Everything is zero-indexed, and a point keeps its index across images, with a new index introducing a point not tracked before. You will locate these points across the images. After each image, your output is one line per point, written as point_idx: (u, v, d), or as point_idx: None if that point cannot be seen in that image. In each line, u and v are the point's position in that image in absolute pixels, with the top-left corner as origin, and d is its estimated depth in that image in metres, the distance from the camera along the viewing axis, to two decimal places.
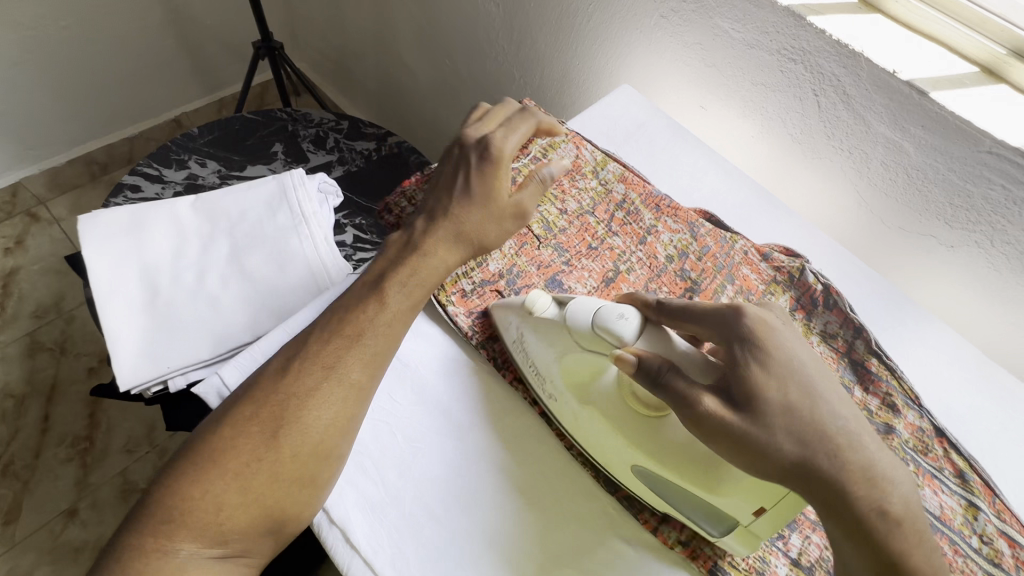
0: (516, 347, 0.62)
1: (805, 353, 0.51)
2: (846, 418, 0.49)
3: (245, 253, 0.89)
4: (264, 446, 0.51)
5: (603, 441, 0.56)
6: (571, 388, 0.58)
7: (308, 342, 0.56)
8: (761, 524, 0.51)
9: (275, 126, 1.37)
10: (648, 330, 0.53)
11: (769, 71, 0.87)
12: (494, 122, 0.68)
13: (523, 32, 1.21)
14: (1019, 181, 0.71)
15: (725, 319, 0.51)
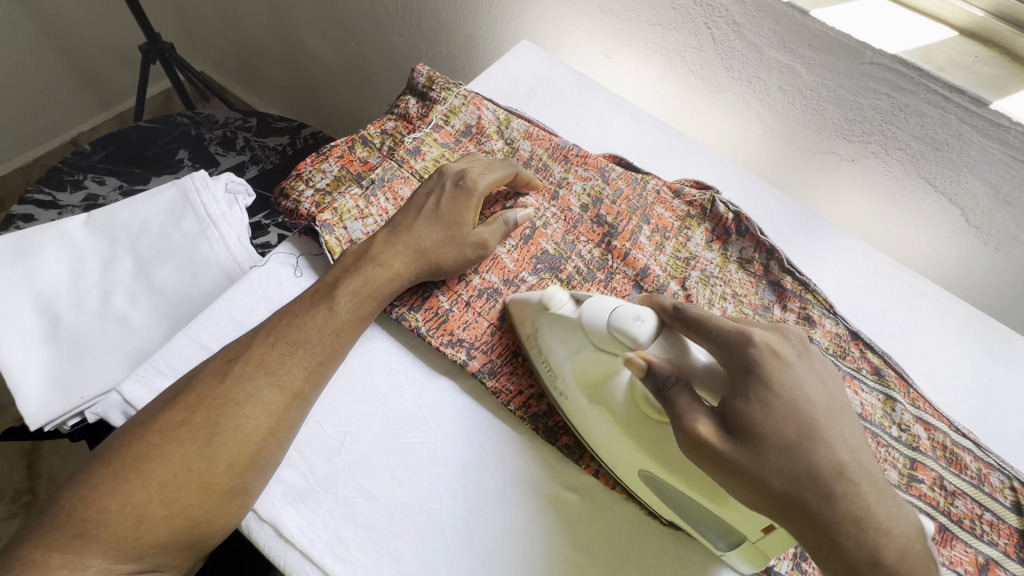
0: (530, 343, 0.59)
1: (818, 392, 0.45)
2: (807, 386, 0.45)
3: (152, 267, 0.84)
4: (196, 453, 0.48)
5: (611, 442, 0.53)
6: (582, 387, 0.54)
7: (247, 352, 0.53)
8: (769, 544, 0.47)
9: (177, 132, 1.29)
10: (671, 333, 0.50)
11: (662, 10, 0.87)
12: (469, 160, 0.69)
13: (422, 2, 1.17)
14: (901, 88, 0.74)
15: (736, 345, 0.46)
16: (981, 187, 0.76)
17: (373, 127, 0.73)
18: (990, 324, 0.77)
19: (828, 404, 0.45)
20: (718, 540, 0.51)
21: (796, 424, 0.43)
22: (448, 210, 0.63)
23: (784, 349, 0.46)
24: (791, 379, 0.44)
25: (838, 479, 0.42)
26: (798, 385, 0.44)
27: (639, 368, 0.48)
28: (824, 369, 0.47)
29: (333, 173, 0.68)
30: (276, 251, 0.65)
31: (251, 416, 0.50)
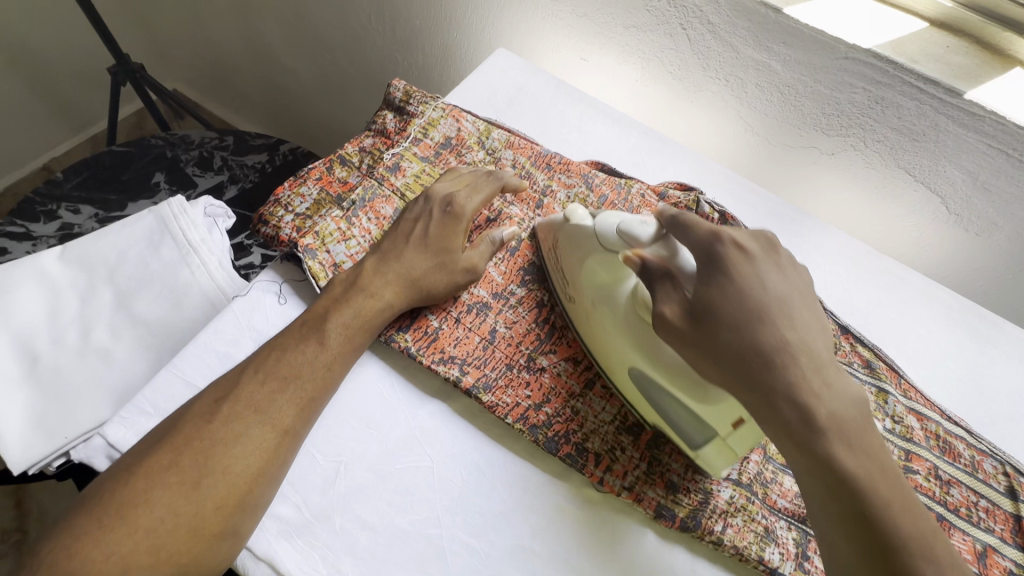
0: (550, 252, 0.65)
1: (781, 285, 0.49)
2: (769, 280, 0.48)
3: (133, 298, 0.82)
4: (184, 497, 0.46)
5: (608, 341, 0.58)
6: (590, 289, 0.59)
7: (236, 389, 0.52)
8: (735, 440, 0.51)
9: (152, 155, 1.26)
10: (670, 237, 0.52)
11: (637, 12, 0.87)
12: (448, 179, 0.68)
13: (395, 11, 1.16)
14: (876, 81, 0.75)
15: (705, 242, 0.50)
16: (960, 175, 0.77)
17: (351, 145, 0.72)
18: (973, 310, 0.78)
19: (783, 294, 0.48)
20: (691, 440, 0.54)
21: (746, 305, 0.47)
22: (436, 235, 0.62)
23: (749, 245, 0.50)
24: (752, 272, 0.48)
25: (782, 352, 0.45)
26: (757, 276, 0.48)
27: (633, 265, 0.52)
28: (788, 268, 0.50)
29: (313, 196, 0.67)
30: (258, 279, 0.64)
31: (242, 455, 0.49)
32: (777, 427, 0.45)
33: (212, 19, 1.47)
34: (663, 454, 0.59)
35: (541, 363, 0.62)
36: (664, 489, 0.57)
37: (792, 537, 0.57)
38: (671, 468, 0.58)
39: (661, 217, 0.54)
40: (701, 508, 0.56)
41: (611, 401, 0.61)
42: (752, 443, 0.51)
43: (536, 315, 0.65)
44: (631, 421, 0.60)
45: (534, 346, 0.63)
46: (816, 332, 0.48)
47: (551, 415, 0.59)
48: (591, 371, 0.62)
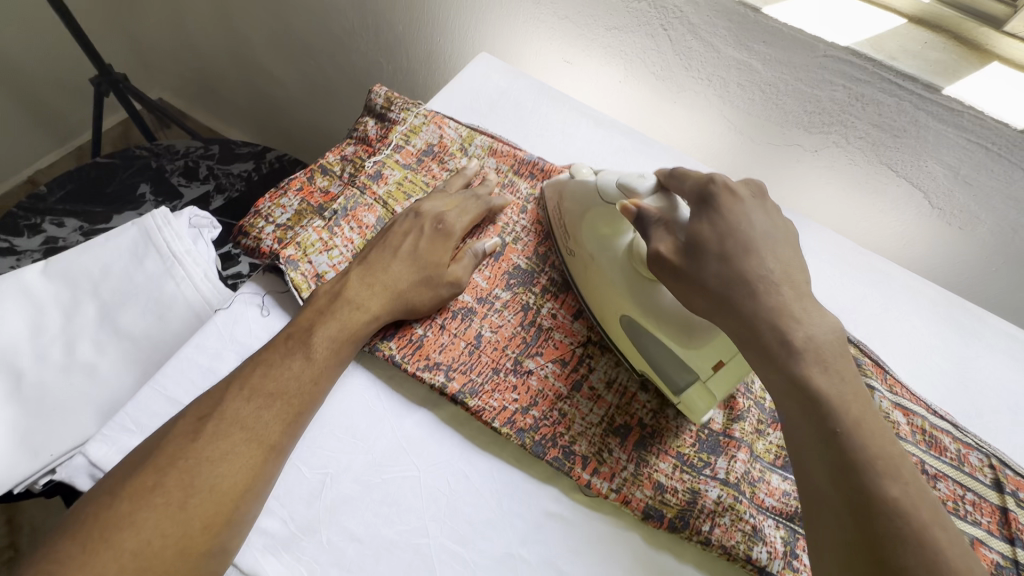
0: (553, 209, 0.69)
1: (764, 223, 0.53)
2: (752, 217, 0.52)
3: (118, 312, 0.81)
4: (170, 519, 0.46)
5: (603, 290, 0.62)
6: (589, 241, 0.64)
7: (221, 406, 0.51)
8: (715, 384, 0.54)
9: (137, 166, 1.25)
10: (668, 190, 0.58)
11: (617, 14, 0.87)
12: (433, 197, 0.69)
13: (378, 17, 1.16)
14: (857, 79, 0.75)
15: (699, 186, 0.55)
16: (941, 169, 0.78)
17: (333, 154, 0.73)
18: (956, 304, 0.79)
19: (768, 231, 0.52)
20: (674, 383, 0.57)
21: (733, 239, 0.51)
22: (425, 251, 0.64)
23: (739, 190, 0.54)
24: (741, 210, 0.53)
25: (765, 281, 0.49)
26: (744, 213, 0.52)
27: (630, 214, 0.57)
28: (773, 212, 0.54)
29: (294, 208, 0.66)
30: (241, 291, 0.63)
31: (228, 474, 0.49)
32: (759, 354, 0.48)
33: (195, 28, 1.46)
34: (650, 456, 0.59)
35: (527, 366, 0.62)
36: (651, 490, 0.57)
37: (780, 536, 0.57)
38: (659, 468, 0.58)
39: (661, 174, 0.59)
40: (689, 508, 0.56)
41: (597, 404, 0.61)
42: (732, 388, 0.54)
43: (522, 318, 0.65)
44: (617, 423, 0.60)
45: (519, 350, 0.63)
46: (797, 270, 0.51)
47: (537, 418, 0.59)
48: (577, 373, 0.63)
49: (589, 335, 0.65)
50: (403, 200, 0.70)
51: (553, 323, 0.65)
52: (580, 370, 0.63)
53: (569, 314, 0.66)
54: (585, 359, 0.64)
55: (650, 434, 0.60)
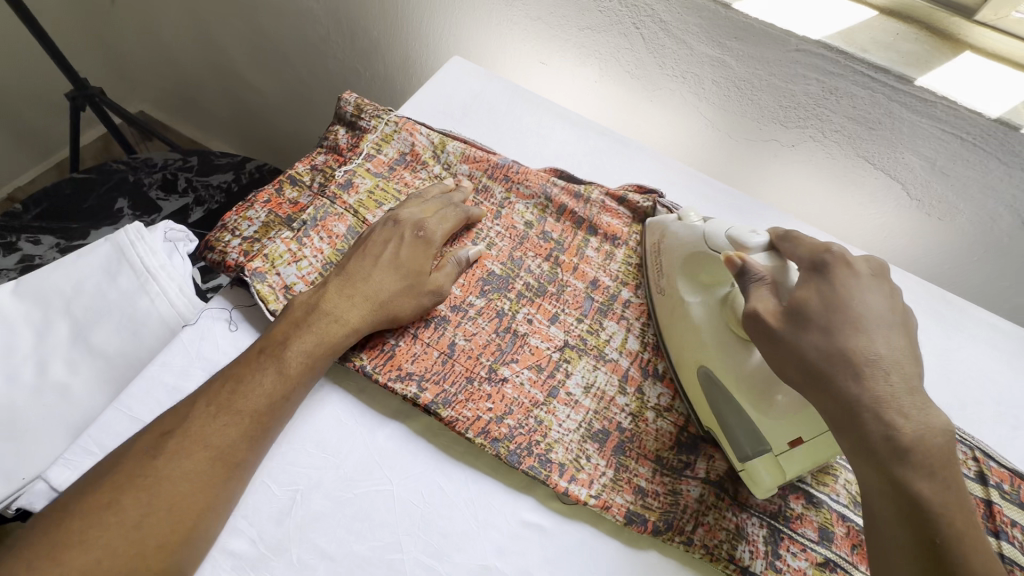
0: (654, 246, 0.68)
1: (882, 304, 0.50)
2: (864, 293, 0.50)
3: (90, 330, 0.80)
4: (123, 537, 0.44)
5: (686, 337, 0.61)
6: (687, 282, 0.63)
7: (185, 421, 0.50)
8: (789, 461, 0.53)
9: (114, 180, 1.24)
10: (781, 251, 0.56)
11: (588, 14, 0.86)
12: (411, 202, 0.67)
13: (353, 23, 1.15)
14: (829, 73, 0.75)
15: (816, 252, 0.54)
16: (918, 161, 0.78)
17: (303, 164, 0.72)
18: (937, 296, 0.78)
19: (884, 313, 0.50)
20: (742, 450, 0.56)
21: (840, 314, 0.49)
22: (395, 259, 0.62)
23: (858, 264, 0.52)
24: (855, 286, 0.51)
25: (872, 365, 0.47)
26: (858, 291, 0.50)
27: (733, 265, 0.56)
28: (890, 292, 0.52)
29: (261, 219, 0.66)
30: (207, 307, 0.62)
31: (187, 493, 0.47)
32: (855, 441, 0.46)
33: (172, 39, 1.44)
34: (629, 461, 0.58)
35: (502, 374, 0.61)
36: (632, 495, 0.56)
37: (762, 535, 0.56)
38: (638, 473, 0.58)
39: (775, 234, 0.58)
40: (671, 511, 0.56)
41: (575, 409, 0.60)
42: (804, 468, 0.53)
43: (497, 325, 0.64)
44: (596, 428, 0.60)
45: (494, 357, 0.62)
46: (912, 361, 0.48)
47: (513, 427, 0.58)
48: (554, 379, 0.62)
49: (566, 341, 0.64)
50: (375, 209, 0.69)
51: (530, 329, 0.64)
52: (557, 376, 0.62)
53: (546, 319, 0.65)
54: (562, 364, 0.63)
55: (628, 438, 0.60)
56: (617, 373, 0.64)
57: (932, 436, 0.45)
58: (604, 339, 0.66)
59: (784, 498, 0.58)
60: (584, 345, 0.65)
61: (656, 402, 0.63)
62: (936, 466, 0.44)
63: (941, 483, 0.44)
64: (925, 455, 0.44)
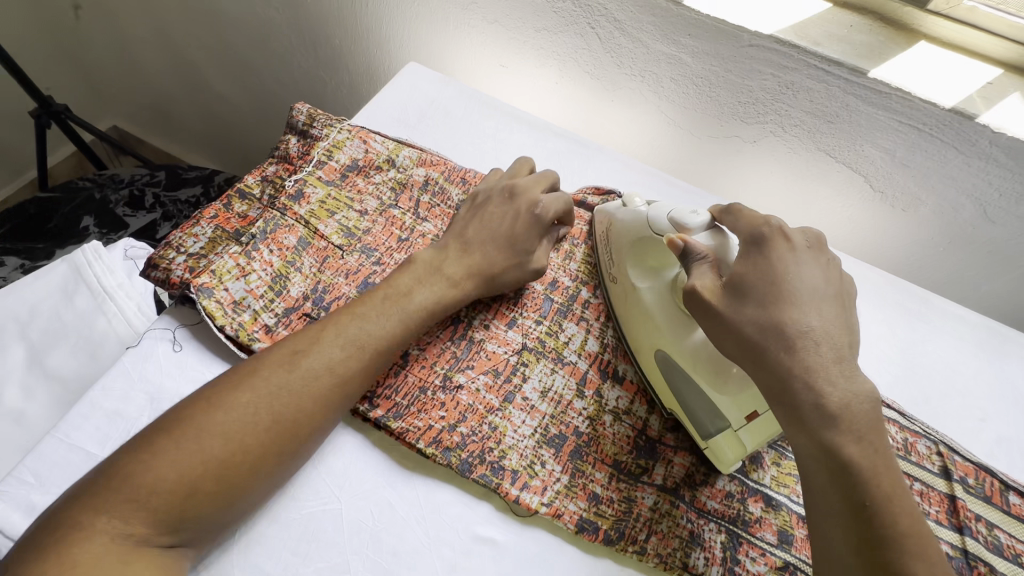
0: (602, 234, 0.68)
1: (814, 276, 0.49)
2: (800, 272, 0.48)
3: (47, 353, 0.78)
4: (255, 435, 0.46)
5: (641, 322, 0.60)
6: (635, 267, 0.62)
7: (314, 345, 0.51)
8: (746, 435, 0.52)
9: (80, 198, 1.22)
10: (722, 228, 0.54)
11: (545, 15, 0.85)
12: (525, 168, 0.69)
13: (314, 31, 1.14)
14: (782, 67, 0.74)
15: (755, 224, 0.52)
16: (877, 153, 0.77)
17: (253, 176, 0.71)
18: (901, 287, 0.78)
19: (819, 286, 0.48)
20: (704, 428, 0.55)
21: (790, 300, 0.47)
22: None
23: (795, 237, 0.50)
24: (788, 263, 0.49)
25: (804, 336, 0.46)
26: (793, 267, 0.48)
27: (676, 246, 0.53)
28: (825, 266, 0.50)
29: (207, 236, 0.64)
30: (154, 326, 0.60)
31: (310, 408, 0.49)
32: (790, 414, 0.45)
33: (138, 51, 1.42)
34: (585, 466, 0.57)
35: (457, 381, 0.59)
36: (585, 502, 0.55)
37: (720, 541, 0.55)
38: (594, 479, 0.57)
39: (716, 212, 0.57)
40: (624, 519, 0.55)
41: (531, 415, 0.59)
42: (760, 442, 0.52)
43: (452, 332, 0.62)
44: (552, 433, 0.58)
45: (449, 365, 0.60)
46: (838, 327, 0.47)
47: (466, 435, 0.56)
48: (510, 384, 0.60)
49: (524, 343, 0.63)
50: (327, 218, 0.67)
51: (486, 335, 0.62)
52: (514, 380, 0.60)
53: (503, 324, 0.63)
54: (520, 368, 0.61)
55: (586, 442, 0.58)
56: (576, 376, 0.62)
57: (855, 400, 0.44)
58: (563, 341, 0.64)
59: (742, 502, 0.57)
60: (542, 347, 0.63)
61: (615, 404, 0.61)
62: (864, 430, 0.43)
63: (867, 445, 0.43)
64: (871, 446, 0.43)
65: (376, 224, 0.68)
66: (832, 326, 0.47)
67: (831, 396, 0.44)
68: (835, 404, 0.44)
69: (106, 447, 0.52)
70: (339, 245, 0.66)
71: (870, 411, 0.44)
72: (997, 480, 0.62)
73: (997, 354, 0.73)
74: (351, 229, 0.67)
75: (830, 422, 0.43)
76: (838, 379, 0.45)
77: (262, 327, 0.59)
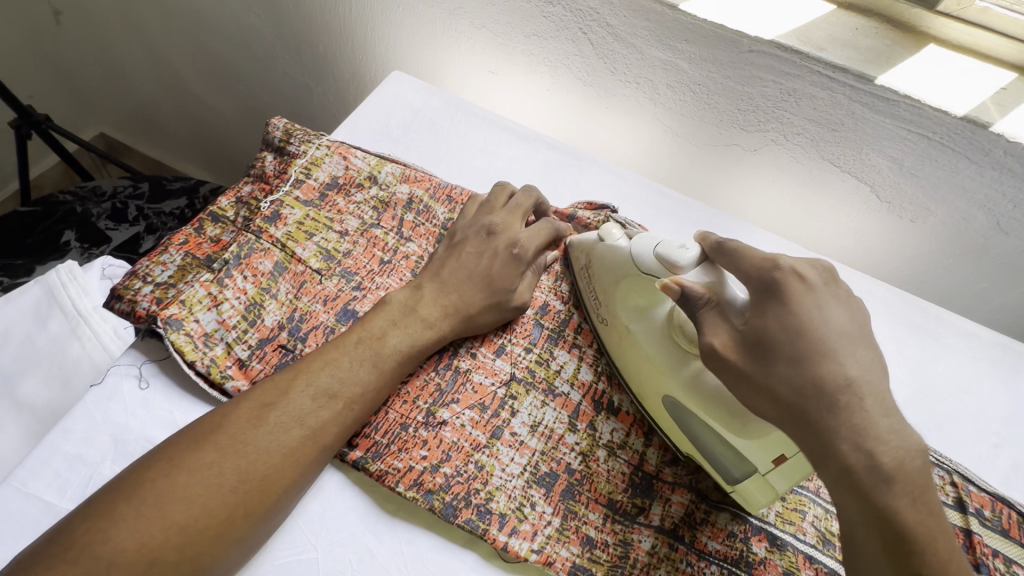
0: (582, 274, 0.64)
1: (839, 317, 0.45)
2: (820, 311, 0.45)
3: (17, 382, 0.74)
4: (221, 496, 0.43)
5: (642, 367, 0.56)
6: (626, 308, 0.58)
7: (288, 398, 0.48)
8: (776, 477, 0.48)
9: (60, 212, 1.18)
10: (715, 262, 0.52)
11: (533, 20, 0.82)
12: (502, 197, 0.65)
13: (298, 37, 1.10)
14: (785, 73, 0.70)
15: (763, 269, 0.47)
16: (885, 163, 0.73)
17: (227, 197, 0.68)
18: (912, 303, 0.74)
19: (845, 327, 0.44)
20: (730, 473, 0.52)
21: (796, 339, 0.44)
22: None
23: (810, 275, 0.47)
24: (808, 303, 0.45)
25: (847, 392, 0.42)
26: (813, 308, 0.45)
27: (671, 293, 0.50)
28: (845, 302, 0.46)
29: (176, 263, 0.61)
30: (118, 362, 0.57)
31: (284, 466, 0.46)
32: (839, 469, 0.41)
33: (120, 59, 1.39)
34: (578, 506, 0.54)
35: (441, 417, 0.56)
36: (578, 547, 0.52)
37: None
38: (588, 520, 0.54)
39: (706, 244, 0.53)
40: (619, 565, 0.52)
41: (520, 451, 0.55)
42: (793, 483, 0.48)
43: (437, 362, 0.58)
44: (542, 471, 0.55)
45: (433, 399, 0.56)
46: (877, 372, 0.43)
47: (450, 476, 0.53)
48: (498, 419, 0.57)
49: (513, 374, 0.59)
50: (305, 240, 0.63)
51: (473, 364, 0.59)
52: (502, 414, 0.57)
53: (491, 352, 0.60)
54: (508, 401, 0.58)
55: (578, 480, 0.55)
56: (568, 409, 0.58)
57: (907, 458, 0.40)
58: (555, 370, 0.60)
59: (746, 542, 0.53)
60: (532, 377, 0.59)
61: (609, 438, 0.58)
62: (916, 490, 0.39)
63: (878, 500, 0.39)
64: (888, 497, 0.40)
65: (356, 245, 0.65)
66: (872, 374, 0.43)
67: (884, 458, 0.40)
68: (889, 468, 0.39)
69: (65, 495, 0.50)
70: (317, 269, 0.62)
71: (922, 469, 0.40)
72: (1015, 512, 0.58)
73: (1013, 373, 0.70)
74: (330, 251, 0.64)
75: (884, 484, 0.39)
76: (888, 437, 0.40)
77: (235, 361, 0.56)
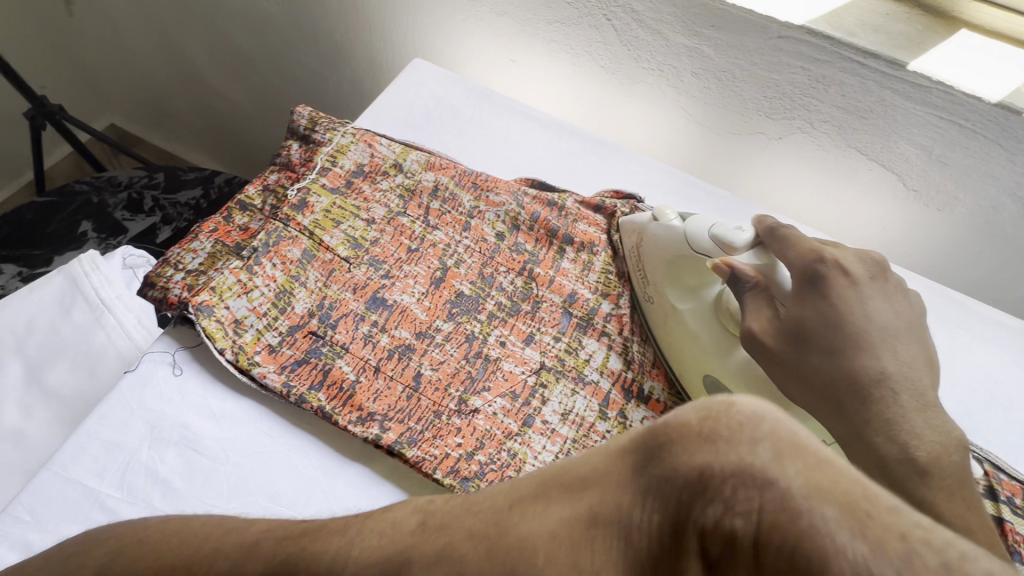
0: (631, 249, 0.64)
1: (885, 314, 0.47)
2: (861, 301, 0.47)
3: (44, 370, 0.73)
4: None
5: (687, 346, 0.58)
6: (675, 287, 0.60)
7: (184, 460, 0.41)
8: None
9: (78, 202, 1.18)
10: (767, 246, 0.52)
11: (557, 6, 0.81)
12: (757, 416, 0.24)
13: (315, 27, 1.10)
14: (815, 59, 0.70)
15: (807, 260, 0.49)
16: (916, 152, 0.72)
17: (253, 185, 0.68)
18: (940, 293, 0.74)
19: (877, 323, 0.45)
20: None
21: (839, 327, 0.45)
22: None
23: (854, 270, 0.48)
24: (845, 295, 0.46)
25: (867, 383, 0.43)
26: (858, 301, 0.47)
27: (722, 272, 0.51)
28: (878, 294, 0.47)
29: (206, 251, 0.61)
30: (152, 349, 0.58)
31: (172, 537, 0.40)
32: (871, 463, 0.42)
33: (134, 49, 1.38)
34: None
35: (473, 405, 0.56)
36: None
37: None
38: None
39: (761, 226, 0.53)
40: None
41: (552, 439, 0.55)
42: None
43: (467, 351, 0.59)
44: None
45: (464, 387, 0.57)
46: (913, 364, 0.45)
47: (484, 463, 0.53)
48: (529, 408, 0.57)
49: (542, 362, 0.59)
50: (332, 228, 0.63)
51: (503, 353, 0.59)
52: (532, 403, 0.57)
53: (520, 340, 0.60)
54: (538, 389, 0.58)
55: None
56: (598, 397, 0.58)
57: (920, 452, 0.41)
58: (584, 359, 0.60)
59: None
60: (562, 366, 0.60)
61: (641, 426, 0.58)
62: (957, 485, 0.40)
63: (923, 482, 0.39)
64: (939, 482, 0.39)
65: (383, 234, 0.64)
66: (904, 370, 0.44)
67: (921, 450, 0.41)
68: (925, 461, 0.40)
69: (104, 480, 0.50)
70: (345, 257, 0.62)
71: (944, 462, 0.41)
72: None
73: None
74: (357, 239, 0.63)
75: (919, 477, 0.40)
76: (924, 431, 0.42)
77: (264, 348, 0.56)
